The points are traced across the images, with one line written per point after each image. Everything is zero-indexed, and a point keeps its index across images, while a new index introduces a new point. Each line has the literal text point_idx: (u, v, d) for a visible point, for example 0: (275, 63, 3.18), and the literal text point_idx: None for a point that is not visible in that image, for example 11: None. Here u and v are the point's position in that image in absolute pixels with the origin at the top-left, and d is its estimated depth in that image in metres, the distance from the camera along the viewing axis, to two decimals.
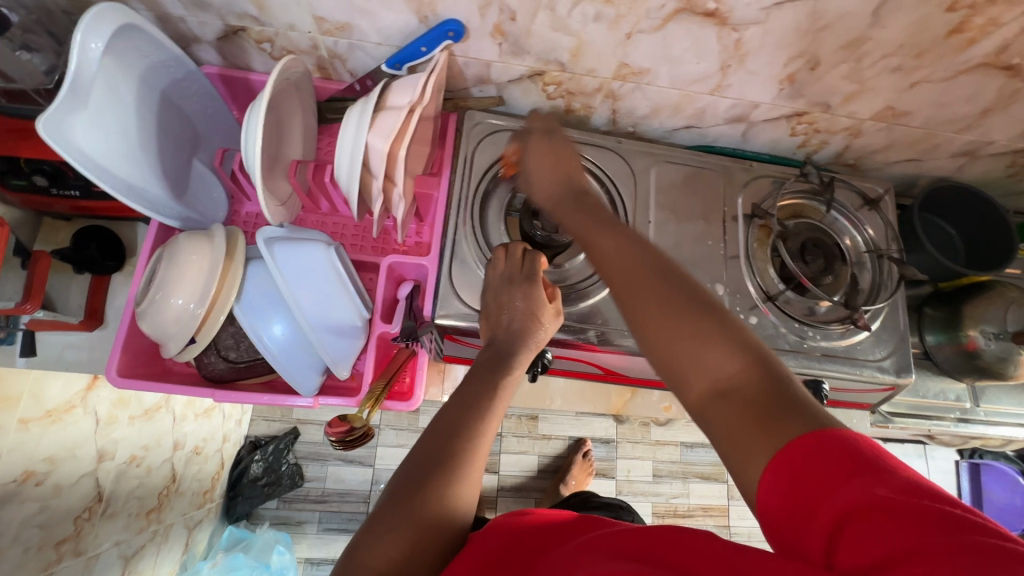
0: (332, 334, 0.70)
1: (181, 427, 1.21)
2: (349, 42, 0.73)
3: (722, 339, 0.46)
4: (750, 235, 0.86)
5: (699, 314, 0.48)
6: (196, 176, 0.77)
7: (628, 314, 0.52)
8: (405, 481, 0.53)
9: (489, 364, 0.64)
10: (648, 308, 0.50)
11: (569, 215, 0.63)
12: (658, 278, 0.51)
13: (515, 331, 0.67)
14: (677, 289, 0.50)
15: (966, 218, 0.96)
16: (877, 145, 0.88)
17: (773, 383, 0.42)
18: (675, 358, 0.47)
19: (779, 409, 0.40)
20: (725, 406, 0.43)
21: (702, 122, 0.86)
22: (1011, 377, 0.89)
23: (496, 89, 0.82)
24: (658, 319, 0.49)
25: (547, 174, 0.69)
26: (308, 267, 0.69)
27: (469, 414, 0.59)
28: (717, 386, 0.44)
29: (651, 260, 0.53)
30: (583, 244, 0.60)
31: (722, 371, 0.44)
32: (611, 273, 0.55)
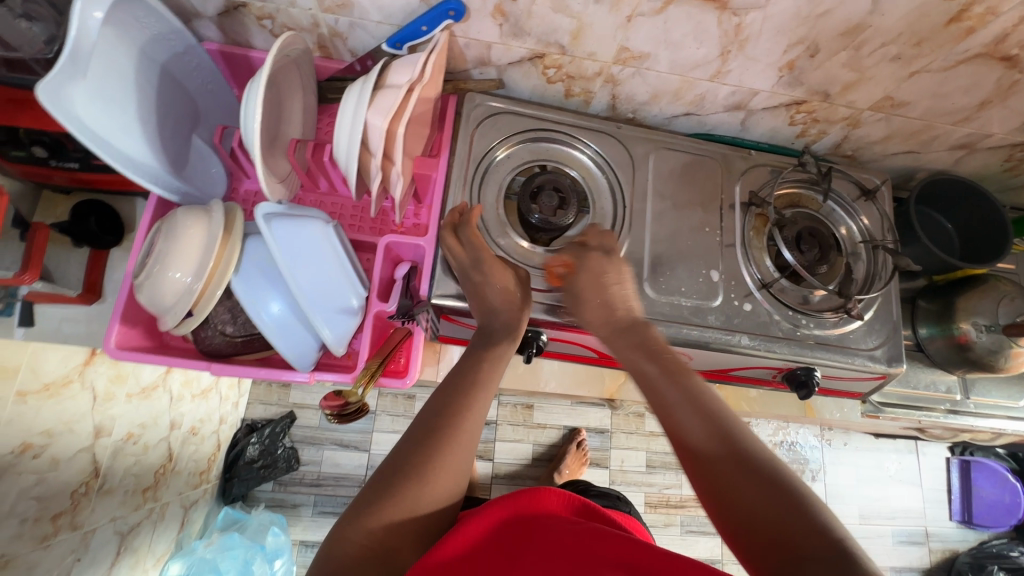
0: (329, 310, 0.70)
1: (178, 407, 1.22)
2: (350, 20, 0.73)
3: (785, 492, 0.50)
4: (747, 223, 0.86)
5: (764, 472, 0.51)
6: (196, 152, 0.77)
7: (694, 472, 0.55)
8: (390, 467, 0.55)
9: (476, 343, 0.67)
10: (716, 475, 0.53)
11: (631, 359, 0.66)
12: (671, 379, 0.61)
13: (493, 308, 0.68)
14: (686, 386, 0.59)
15: (961, 212, 0.96)
16: (875, 136, 0.89)
17: (833, 543, 0.46)
18: (742, 521, 0.50)
19: (842, 569, 0.43)
20: (790, 572, 0.45)
21: (702, 109, 0.86)
22: (1001, 370, 0.89)
23: (496, 72, 0.83)
24: (728, 485, 0.52)
25: (595, 293, 0.69)
26: (305, 242, 0.69)
27: (459, 397, 0.60)
28: (780, 555, 0.47)
29: (720, 419, 0.57)
30: (648, 390, 0.62)
31: (719, 446, 0.55)
32: (674, 425, 0.58)
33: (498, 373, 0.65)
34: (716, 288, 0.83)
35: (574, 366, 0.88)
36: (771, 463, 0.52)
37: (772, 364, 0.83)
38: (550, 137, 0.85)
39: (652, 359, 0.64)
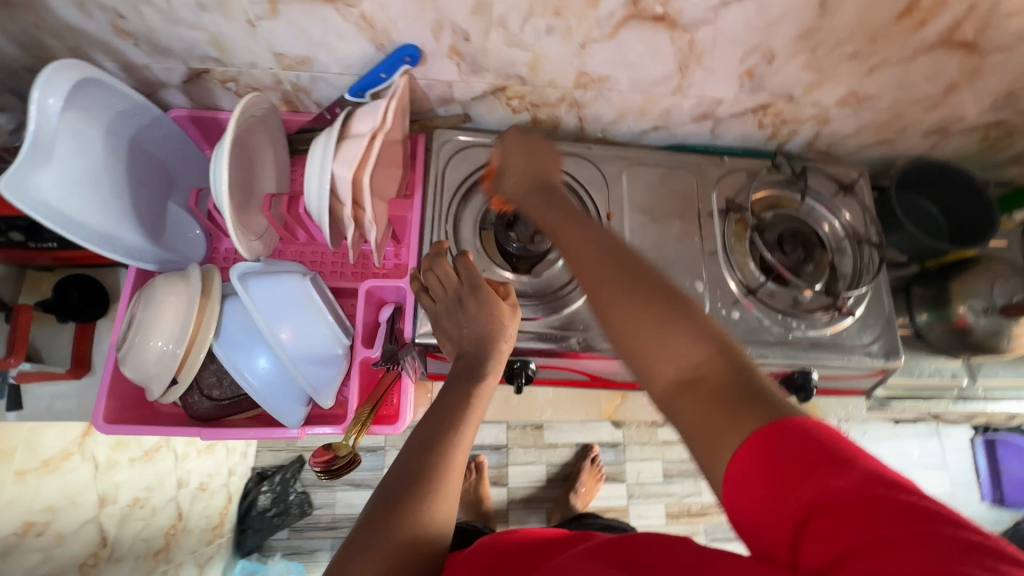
0: (311, 361, 0.70)
1: (183, 465, 1.22)
2: (311, 74, 0.74)
3: (688, 326, 0.45)
4: (727, 230, 0.86)
5: (666, 305, 0.46)
6: (173, 218, 0.78)
7: (594, 306, 0.50)
8: (384, 503, 0.53)
9: (460, 373, 0.64)
10: (608, 295, 0.49)
11: (551, 215, 0.59)
12: (624, 272, 0.49)
13: (480, 334, 0.66)
14: (640, 283, 0.48)
15: (943, 194, 0.96)
16: (846, 131, 0.89)
17: (747, 376, 0.42)
18: (647, 354, 0.45)
19: (750, 400, 0.40)
20: (690, 401, 0.42)
21: (669, 122, 0.86)
22: (1003, 350, 0.90)
23: (462, 108, 0.83)
24: (621, 308, 0.48)
25: (521, 168, 0.68)
26: (282, 298, 0.69)
27: (439, 426, 0.59)
28: (678, 371, 0.44)
29: (623, 258, 0.50)
30: (551, 236, 0.58)
31: (688, 360, 0.44)
32: (580, 270, 0.52)
33: (487, 401, 0.63)
34: (702, 299, 0.82)
35: (566, 388, 0.86)
36: (677, 298, 0.47)
37: (769, 369, 0.82)
38: None
39: (567, 216, 0.58)
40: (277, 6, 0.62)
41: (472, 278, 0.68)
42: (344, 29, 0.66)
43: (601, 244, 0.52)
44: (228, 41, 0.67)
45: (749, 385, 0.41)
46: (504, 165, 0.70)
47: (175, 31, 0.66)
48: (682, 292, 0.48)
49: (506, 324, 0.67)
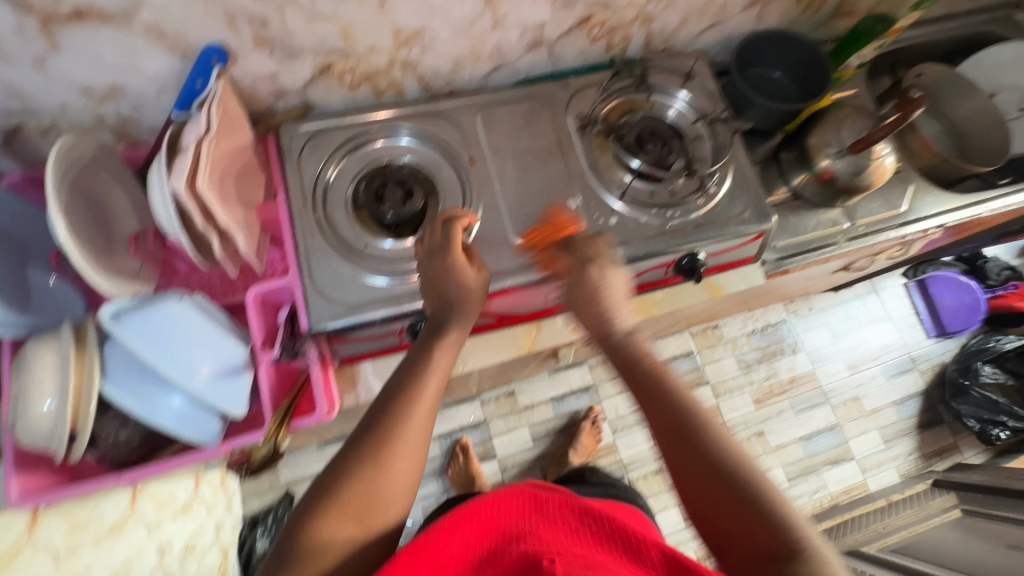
0: (214, 378, 0.71)
1: (161, 531, 1.27)
2: (130, 102, 0.73)
3: (762, 515, 0.50)
4: (589, 146, 0.89)
5: (731, 486, 0.52)
6: (38, 282, 0.76)
7: (665, 462, 0.57)
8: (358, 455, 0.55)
9: (425, 334, 0.66)
10: (673, 460, 0.56)
11: (631, 378, 0.62)
12: (693, 443, 0.55)
13: (454, 293, 0.69)
14: (712, 458, 0.54)
15: (781, 58, 1.03)
16: (674, 23, 0.93)
17: (795, 545, 0.48)
18: (719, 527, 0.52)
19: (788, 565, 0.47)
20: (759, 572, 0.48)
21: (507, 58, 0.88)
22: (866, 186, 0.97)
23: (300, 97, 0.83)
24: (674, 443, 0.56)
25: (592, 313, 0.66)
26: (167, 326, 0.68)
27: (399, 401, 0.59)
28: (752, 554, 0.50)
29: (685, 428, 0.56)
30: (629, 385, 0.62)
31: (756, 538, 0.50)
32: (644, 398, 0.60)
33: (447, 362, 0.64)
34: (579, 214, 0.85)
35: (478, 333, 0.86)
36: (741, 468, 0.53)
37: (659, 261, 0.85)
38: (374, 135, 0.85)
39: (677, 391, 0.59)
40: (55, 37, 0.60)
41: (450, 234, 0.72)
42: (136, 45, 0.65)
43: (676, 409, 0.58)
44: (26, 89, 0.66)
45: (793, 556, 0.47)
46: (573, 303, 0.68)
47: None
48: (745, 459, 0.54)
49: (476, 283, 0.70)
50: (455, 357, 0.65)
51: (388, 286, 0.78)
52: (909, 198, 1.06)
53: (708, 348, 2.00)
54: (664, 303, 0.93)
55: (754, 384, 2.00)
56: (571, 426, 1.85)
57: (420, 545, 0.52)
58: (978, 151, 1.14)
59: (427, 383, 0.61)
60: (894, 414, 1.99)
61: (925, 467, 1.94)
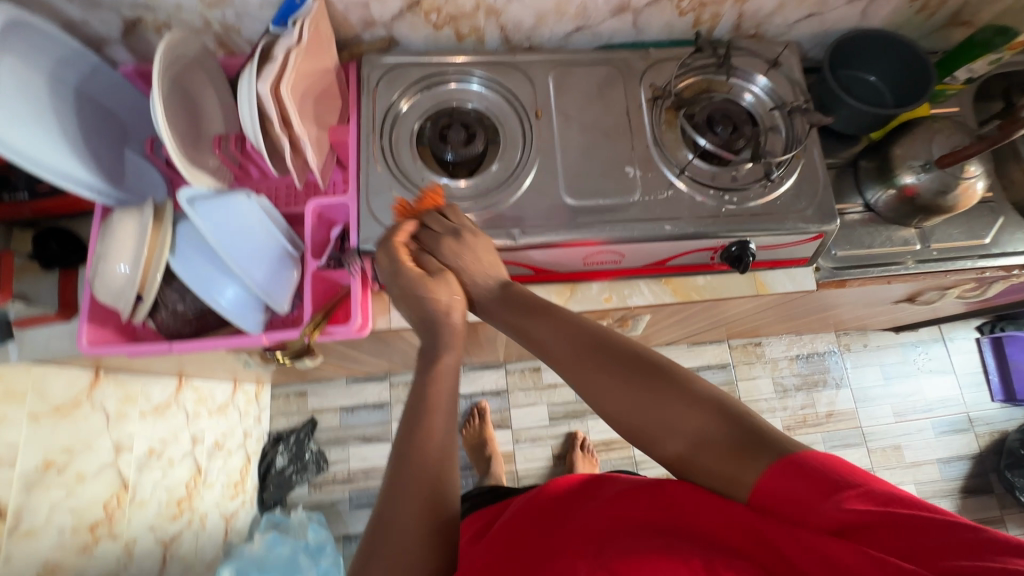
0: (266, 273, 0.77)
1: (197, 423, 1.39)
2: (235, 10, 0.79)
3: (681, 398, 0.54)
4: (657, 119, 0.88)
5: (651, 385, 0.56)
6: (132, 164, 0.84)
7: (585, 393, 0.59)
8: (396, 481, 0.55)
9: (418, 366, 0.63)
10: (597, 394, 0.58)
11: (512, 317, 0.65)
12: (605, 362, 0.58)
13: (427, 322, 0.66)
14: (625, 372, 0.57)
15: (876, 61, 0.97)
16: (769, 7, 0.89)
17: (725, 409, 0.53)
18: (658, 438, 0.55)
19: (744, 442, 0.51)
20: (707, 455, 0.53)
21: (590, 20, 0.89)
22: (950, 208, 0.91)
23: (386, 30, 0.87)
24: (617, 401, 0.57)
25: (484, 261, 0.69)
26: (235, 219, 0.74)
27: (414, 435, 0.57)
28: (691, 441, 0.54)
29: (600, 341, 0.59)
30: (521, 334, 0.64)
31: (693, 425, 0.53)
32: (521, 326, 0.64)
33: (448, 386, 0.61)
34: (635, 183, 0.84)
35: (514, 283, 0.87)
36: (664, 369, 0.57)
37: (707, 244, 0.84)
38: (448, 77, 0.88)
39: (513, 330, 0.65)
40: None
41: (398, 252, 0.69)
42: None
43: (579, 334, 0.60)
44: None
45: (733, 422, 0.52)
46: (455, 261, 0.69)
47: None
48: (664, 359, 0.58)
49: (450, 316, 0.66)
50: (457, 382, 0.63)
51: None
52: (995, 231, 0.98)
53: (745, 364, 1.93)
54: (706, 289, 0.91)
55: (787, 410, 1.91)
56: (589, 413, 1.85)
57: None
58: None
59: (437, 411, 0.59)
60: (936, 472, 1.86)
61: None
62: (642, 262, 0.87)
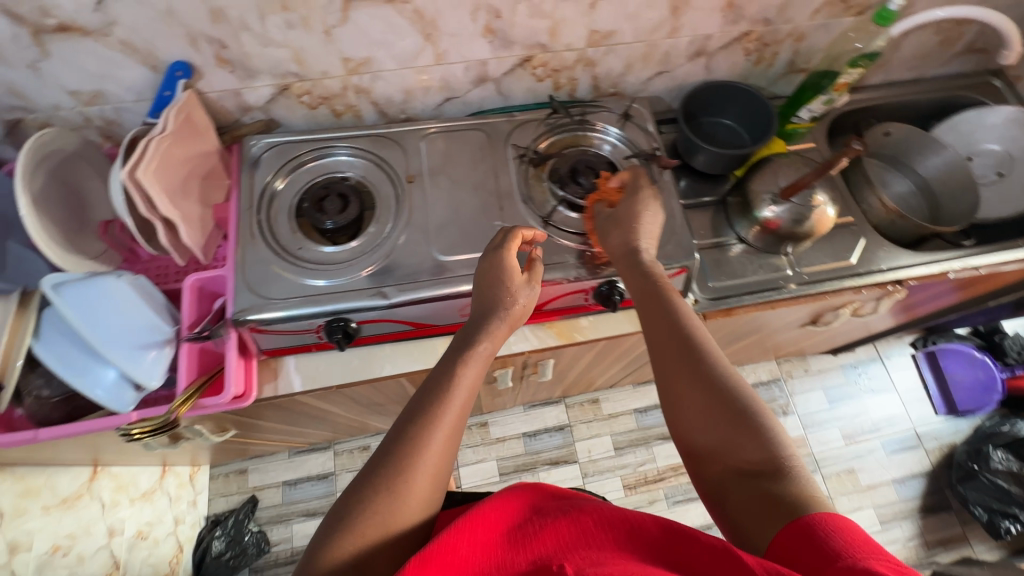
0: (135, 350, 0.77)
1: (115, 513, 1.33)
2: (112, 106, 0.84)
3: (745, 429, 0.58)
4: (524, 174, 0.94)
5: (724, 408, 0.60)
6: (15, 255, 0.86)
7: (665, 393, 0.66)
8: (363, 484, 0.55)
9: (456, 343, 0.68)
10: (674, 396, 0.65)
11: (646, 304, 0.72)
12: (688, 370, 0.64)
13: (489, 299, 0.72)
14: (704, 383, 0.62)
15: (728, 107, 1.07)
16: (619, 69, 0.99)
17: (778, 459, 0.55)
18: (702, 449, 0.60)
19: (775, 482, 0.53)
20: (742, 487, 0.56)
21: (456, 91, 0.96)
22: (808, 235, 0.98)
23: (264, 113, 0.93)
24: (694, 415, 0.62)
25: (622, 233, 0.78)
26: (98, 298, 0.75)
27: (430, 404, 0.61)
28: (734, 466, 0.57)
29: (691, 351, 0.65)
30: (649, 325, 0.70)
31: (745, 454, 0.57)
32: (648, 314, 0.71)
33: (478, 368, 0.66)
34: None
35: (400, 339, 0.90)
36: (738, 393, 0.61)
37: (577, 287, 0.87)
38: (325, 151, 0.94)
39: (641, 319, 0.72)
40: (45, 47, 0.72)
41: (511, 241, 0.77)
42: (114, 58, 0.76)
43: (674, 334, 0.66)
44: (23, 88, 0.78)
45: (776, 472, 0.54)
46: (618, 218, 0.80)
47: None
48: (747, 390, 0.61)
49: (512, 296, 0.72)
50: (486, 368, 0.67)
51: (311, 285, 0.83)
52: (861, 251, 1.05)
53: None
54: (589, 329, 0.94)
55: None
56: (539, 464, 1.82)
57: (437, 548, 0.50)
58: (949, 216, 1.13)
59: (458, 390, 0.62)
60: (893, 493, 1.84)
61: (925, 557, 1.76)
62: None
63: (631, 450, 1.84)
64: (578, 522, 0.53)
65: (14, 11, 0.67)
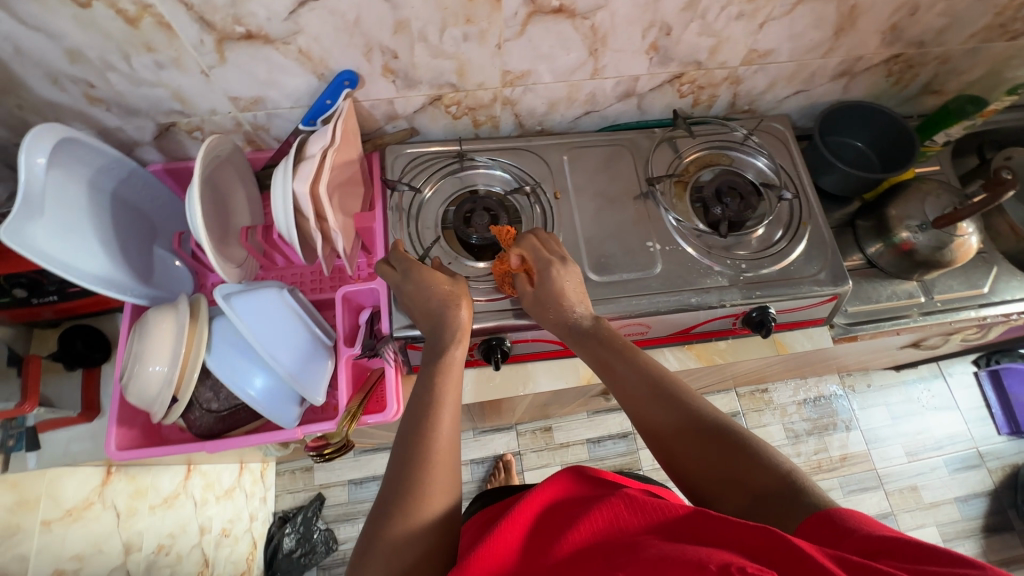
0: (301, 363, 0.76)
1: (204, 511, 1.33)
2: (266, 112, 0.83)
3: (748, 454, 0.56)
4: (668, 193, 0.92)
5: (717, 441, 0.58)
6: (160, 259, 0.85)
7: (653, 442, 0.64)
8: (380, 514, 0.55)
9: (427, 355, 0.69)
10: (668, 450, 0.62)
11: (596, 355, 0.71)
12: (673, 415, 0.62)
13: (439, 339, 0.70)
14: (694, 426, 0.61)
15: (864, 128, 1.04)
16: (761, 87, 0.97)
17: (782, 473, 0.54)
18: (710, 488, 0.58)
19: (792, 494, 0.51)
20: (759, 510, 0.53)
21: (598, 105, 0.94)
22: (948, 263, 0.95)
23: (407, 122, 0.91)
24: (688, 458, 0.60)
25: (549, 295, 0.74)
26: (263, 311, 0.74)
27: (423, 425, 0.61)
28: (744, 493, 0.55)
29: (663, 394, 0.64)
30: (610, 381, 0.68)
31: (751, 476, 0.55)
32: (605, 367, 0.69)
33: (455, 377, 0.67)
34: (655, 256, 0.87)
35: (543, 357, 0.89)
36: (722, 423, 0.60)
37: (728, 312, 0.86)
38: (466, 163, 0.92)
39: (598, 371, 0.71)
40: (224, 53, 0.71)
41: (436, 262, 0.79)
42: (287, 66, 0.75)
43: (644, 382, 0.65)
44: (188, 93, 0.76)
45: (787, 483, 0.53)
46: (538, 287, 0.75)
47: (140, 92, 0.75)
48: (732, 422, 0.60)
49: (454, 313, 0.71)
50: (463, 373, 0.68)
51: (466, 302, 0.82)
52: (992, 279, 1.03)
53: (754, 412, 1.94)
54: (727, 352, 0.94)
55: (801, 456, 1.90)
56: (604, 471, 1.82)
57: (477, 556, 0.49)
58: None
59: (444, 402, 0.63)
60: (956, 511, 1.85)
61: None
62: (665, 331, 0.89)
63: None
64: (608, 509, 0.51)
65: (208, 18, 0.66)
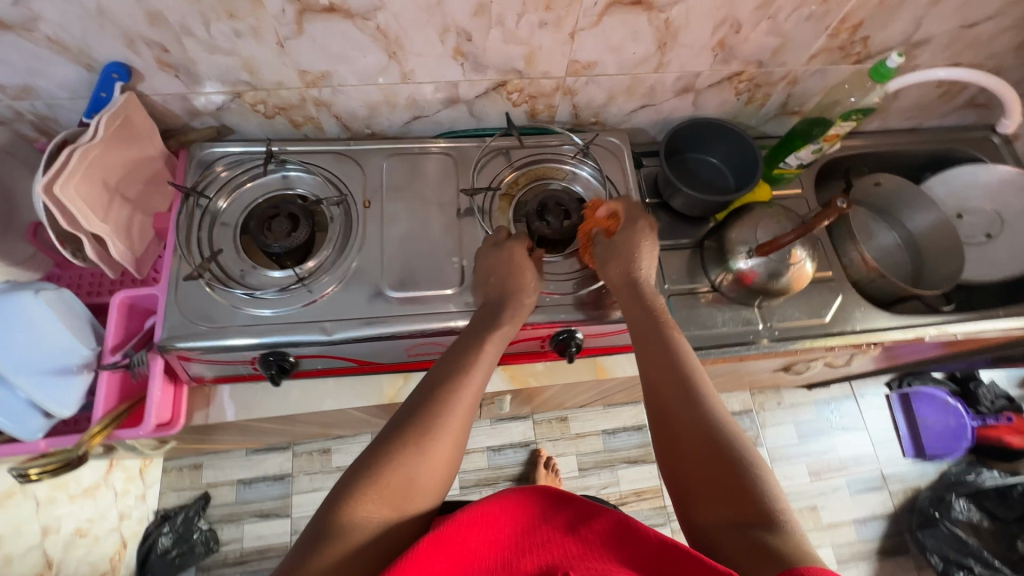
0: (50, 373, 0.72)
1: (50, 511, 1.20)
2: (45, 102, 0.78)
3: (745, 473, 0.52)
4: (490, 206, 0.88)
5: (725, 444, 0.55)
6: None
7: (659, 427, 0.61)
8: (356, 477, 0.52)
9: (478, 324, 0.70)
10: (666, 436, 0.59)
11: (635, 323, 0.70)
12: (686, 402, 0.59)
13: (505, 293, 0.73)
14: (705, 417, 0.58)
15: (715, 146, 1.01)
16: (600, 100, 0.93)
17: (769, 508, 0.50)
18: (695, 492, 0.54)
19: (768, 534, 0.47)
20: (731, 541, 0.49)
21: (424, 110, 0.90)
22: (783, 291, 0.93)
23: (215, 119, 0.86)
24: (687, 456, 0.56)
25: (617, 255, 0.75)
26: (17, 315, 0.70)
27: (430, 404, 0.59)
28: (727, 514, 0.51)
29: (683, 380, 0.61)
30: (641, 351, 0.67)
31: (768, 493, 0.51)
32: (641, 339, 0.68)
33: (498, 347, 0.68)
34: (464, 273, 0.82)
35: (343, 373, 0.85)
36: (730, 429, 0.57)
37: (533, 334, 0.82)
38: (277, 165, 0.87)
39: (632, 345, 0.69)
40: None
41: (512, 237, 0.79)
42: (42, 54, 0.70)
43: (675, 361, 0.63)
44: None
45: (766, 521, 0.49)
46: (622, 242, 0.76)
47: None
48: (736, 432, 0.57)
49: (524, 291, 0.74)
50: (490, 371, 0.66)
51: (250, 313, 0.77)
52: (834, 310, 1.01)
53: None
54: (543, 374, 0.91)
55: None
56: None
57: (437, 538, 0.46)
58: (932, 278, 1.08)
59: (473, 373, 0.63)
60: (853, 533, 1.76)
61: None
62: None
63: (596, 472, 1.65)
64: (589, 536, 0.47)
65: None
